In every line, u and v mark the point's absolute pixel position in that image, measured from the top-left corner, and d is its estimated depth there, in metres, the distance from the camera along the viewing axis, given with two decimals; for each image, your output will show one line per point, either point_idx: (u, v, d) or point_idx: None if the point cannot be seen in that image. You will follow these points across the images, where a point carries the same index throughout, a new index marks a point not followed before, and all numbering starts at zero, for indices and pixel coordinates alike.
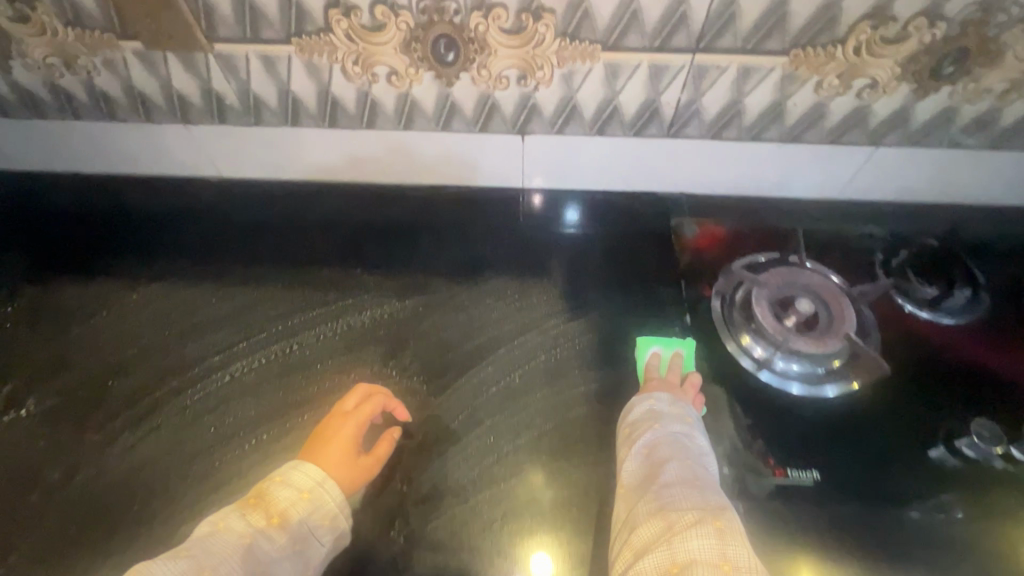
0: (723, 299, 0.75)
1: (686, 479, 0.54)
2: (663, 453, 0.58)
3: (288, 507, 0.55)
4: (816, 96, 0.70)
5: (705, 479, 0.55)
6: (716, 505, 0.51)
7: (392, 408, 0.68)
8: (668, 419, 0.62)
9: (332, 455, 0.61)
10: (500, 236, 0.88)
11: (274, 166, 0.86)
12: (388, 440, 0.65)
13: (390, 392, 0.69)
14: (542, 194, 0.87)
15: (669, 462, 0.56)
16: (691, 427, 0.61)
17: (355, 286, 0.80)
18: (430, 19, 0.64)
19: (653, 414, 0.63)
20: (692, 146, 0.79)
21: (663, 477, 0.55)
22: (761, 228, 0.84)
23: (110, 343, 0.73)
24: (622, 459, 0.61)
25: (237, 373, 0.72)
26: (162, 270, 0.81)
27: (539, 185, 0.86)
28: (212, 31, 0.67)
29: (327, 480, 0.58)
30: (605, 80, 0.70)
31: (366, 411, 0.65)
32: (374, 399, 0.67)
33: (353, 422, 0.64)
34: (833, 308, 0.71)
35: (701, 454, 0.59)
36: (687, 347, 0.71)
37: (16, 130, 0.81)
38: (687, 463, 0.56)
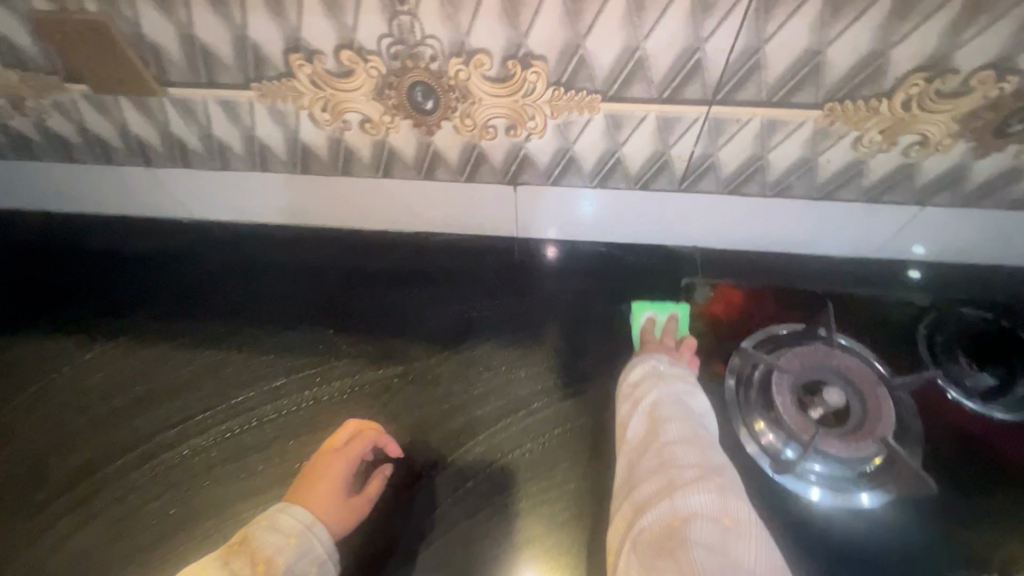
0: (738, 380, 0.66)
1: (690, 438, 0.53)
2: (667, 415, 0.56)
3: (275, 553, 0.52)
4: (854, 153, 0.61)
5: (707, 439, 0.54)
6: (716, 463, 0.51)
7: (383, 444, 0.62)
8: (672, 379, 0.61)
9: (321, 497, 0.57)
10: (494, 287, 0.77)
11: (248, 211, 0.79)
12: (380, 478, 0.61)
13: (381, 428, 0.64)
14: (557, 245, 0.78)
15: (672, 423, 0.55)
16: (693, 386, 0.61)
17: (325, 351, 0.71)
18: (404, 65, 0.56)
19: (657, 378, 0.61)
20: (706, 201, 0.70)
21: (666, 435, 0.54)
22: (786, 289, 0.74)
23: (57, 412, 0.67)
24: (621, 414, 0.60)
25: (187, 453, 0.64)
26: (118, 327, 0.74)
27: (554, 237, 0.78)
28: (163, 75, 0.60)
29: (316, 524, 0.55)
30: (606, 131, 0.61)
31: (356, 450, 0.61)
32: (364, 436, 0.62)
33: (343, 464, 0.60)
34: (868, 402, 0.61)
35: (704, 415, 0.58)
36: (681, 309, 0.71)
37: None
38: (689, 423, 0.55)
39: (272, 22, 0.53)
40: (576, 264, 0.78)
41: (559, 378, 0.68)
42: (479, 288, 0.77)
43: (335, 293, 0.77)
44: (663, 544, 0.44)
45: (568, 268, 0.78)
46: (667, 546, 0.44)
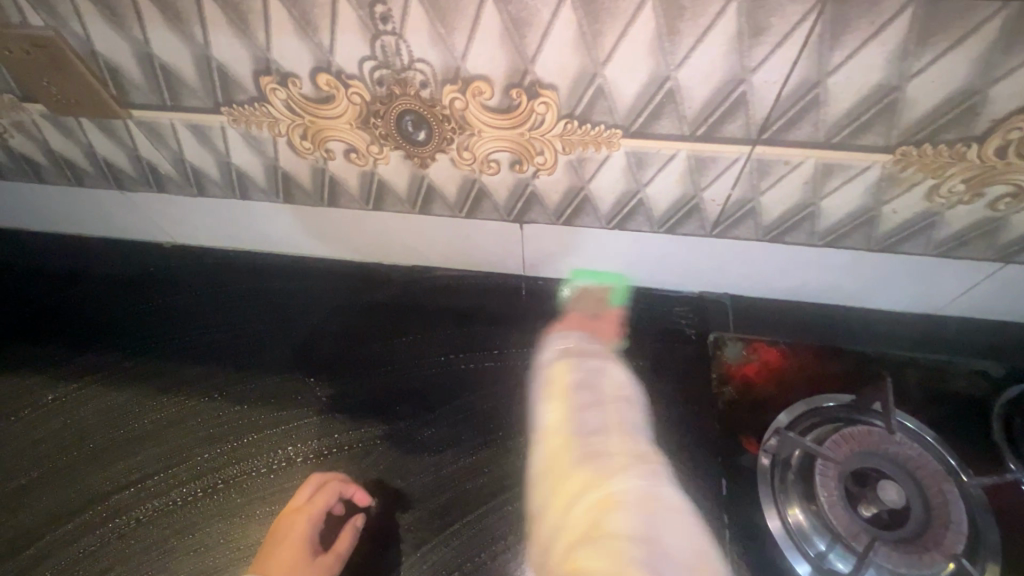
0: (775, 460, 0.56)
1: (614, 421, 0.56)
2: (590, 381, 0.60)
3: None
4: (926, 203, 0.51)
5: (626, 420, 0.58)
6: (643, 448, 0.54)
7: (351, 493, 0.56)
8: (586, 361, 0.63)
9: (287, 564, 0.51)
10: (501, 330, 0.68)
11: (230, 238, 0.72)
12: (351, 532, 0.54)
13: (349, 477, 0.57)
14: (574, 286, 0.69)
15: (593, 397, 0.58)
16: (607, 362, 0.63)
17: (303, 403, 0.64)
18: (391, 92, 0.48)
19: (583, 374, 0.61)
20: (743, 248, 0.60)
21: (589, 428, 0.54)
22: (830, 347, 0.64)
23: (12, 461, 0.62)
24: (546, 406, 0.60)
25: (145, 517, 0.57)
26: (80, 366, 0.67)
27: (571, 276, 0.69)
28: (124, 97, 0.53)
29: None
30: (627, 170, 0.52)
31: (321, 504, 0.54)
32: (328, 490, 0.55)
33: (306, 521, 0.53)
34: (931, 502, 0.52)
35: (622, 397, 0.60)
36: (619, 282, 0.68)
37: None
38: (612, 407, 0.58)
39: (238, 40, 0.46)
40: (594, 310, 0.68)
41: None
42: (478, 337, 0.68)
43: (320, 332, 0.69)
44: (590, 530, 0.43)
45: (581, 313, 0.68)
46: (595, 531, 0.42)
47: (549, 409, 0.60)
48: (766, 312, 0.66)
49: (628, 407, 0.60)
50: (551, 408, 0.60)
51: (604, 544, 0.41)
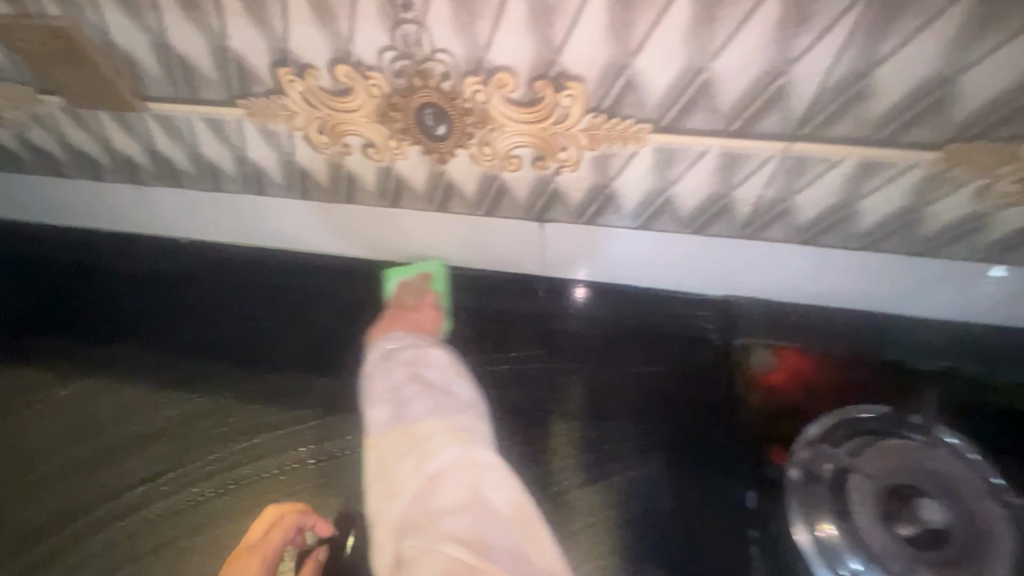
0: (807, 473, 0.52)
1: (433, 405, 0.52)
2: (431, 373, 0.57)
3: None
4: (974, 205, 0.48)
5: (451, 404, 0.53)
6: (433, 427, 0.49)
7: (311, 524, 0.53)
8: (429, 352, 0.59)
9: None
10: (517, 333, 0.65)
11: (243, 235, 0.71)
12: (313, 566, 0.52)
13: (307, 508, 0.54)
14: (587, 287, 0.66)
15: (447, 390, 0.55)
16: (423, 346, 0.60)
17: (316, 405, 0.62)
18: (410, 84, 0.46)
19: (442, 358, 0.59)
20: (772, 251, 0.58)
21: (412, 414, 0.51)
22: (867, 358, 0.61)
23: (26, 457, 0.61)
24: (377, 396, 0.56)
25: (154, 516, 0.56)
26: (92, 361, 0.67)
27: (584, 277, 0.65)
28: (140, 88, 0.52)
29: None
30: (654, 167, 0.50)
31: (276, 542, 0.51)
32: (282, 525, 0.52)
33: (262, 561, 0.51)
34: (974, 524, 0.49)
35: (445, 386, 0.56)
36: (434, 267, 0.68)
37: None
38: (428, 391, 0.54)
39: (256, 30, 0.45)
40: (613, 313, 0.65)
41: (583, 459, 0.57)
42: (493, 338, 0.65)
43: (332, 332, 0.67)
44: (420, 526, 0.42)
45: (601, 316, 0.65)
46: (421, 522, 0.42)
47: (377, 410, 0.54)
48: (799, 318, 0.62)
49: (461, 386, 0.57)
50: (378, 410, 0.54)
51: (449, 516, 0.42)
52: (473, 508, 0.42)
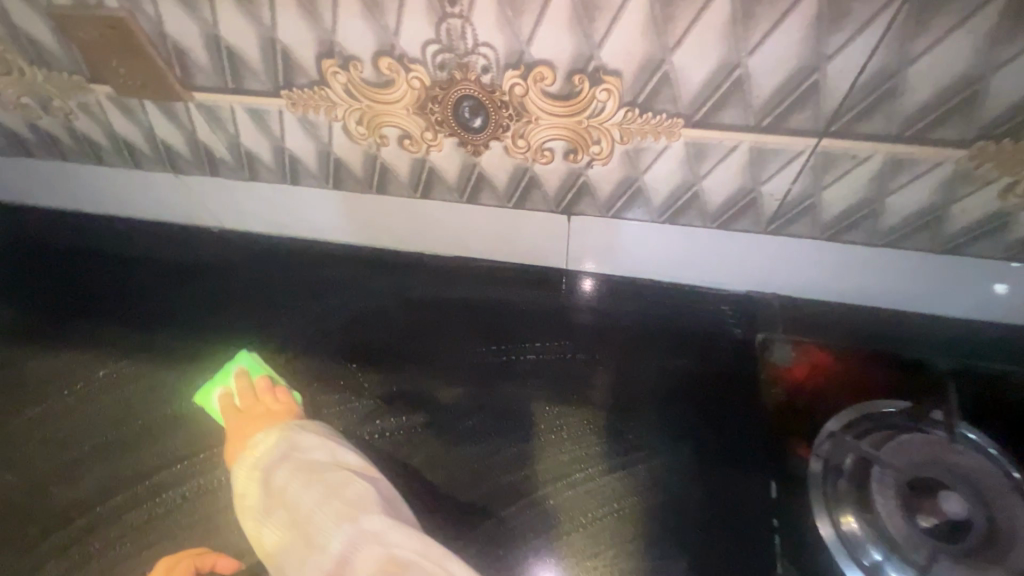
0: (828, 466, 0.54)
1: (305, 481, 0.50)
2: (277, 446, 0.54)
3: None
4: (999, 203, 0.49)
5: (330, 477, 0.50)
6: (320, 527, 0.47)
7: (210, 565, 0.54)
8: (289, 430, 0.55)
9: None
10: (538, 326, 0.67)
11: (278, 225, 0.74)
12: None
13: (206, 549, 0.54)
14: (593, 279, 0.69)
15: (285, 456, 0.53)
16: (283, 429, 0.55)
17: (348, 390, 0.64)
18: (451, 76, 0.48)
19: (316, 436, 0.55)
20: (796, 247, 0.59)
21: (299, 507, 0.49)
22: (891, 358, 0.61)
23: (64, 434, 0.63)
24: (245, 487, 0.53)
25: (190, 493, 0.58)
26: (133, 344, 0.69)
27: (591, 270, 0.68)
28: (187, 79, 0.54)
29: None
30: (684, 161, 0.51)
31: None
32: (175, 570, 0.53)
33: None
34: (995, 518, 0.49)
35: (326, 458, 0.53)
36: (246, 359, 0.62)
37: (17, 167, 0.75)
38: (305, 469, 0.51)
39: (304, 22, 0.46)
40: (630, 305, 0.67)
41: (607, 447, 0.58)
42: (516, 329, 0.67)
43: (361, 319, 0.69)
44: None
45: (615, 301, 0.67)
46: None
47: (261, 510, 0.51)
48: (818, 314, 0.64)
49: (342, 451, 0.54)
50: (262, 515, 0.50)
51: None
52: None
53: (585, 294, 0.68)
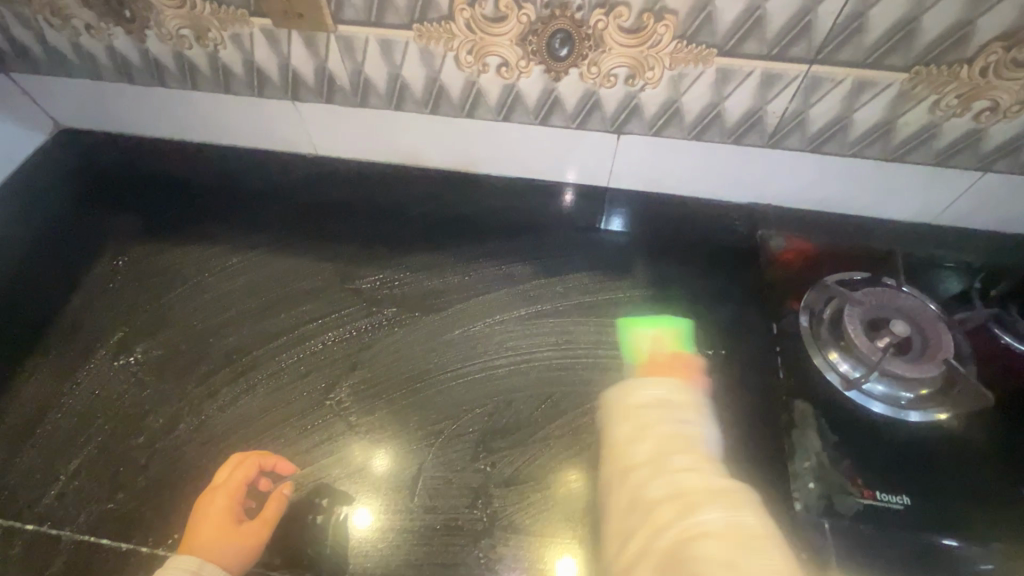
0: (811, 314, 0.74)
1: (657, 401, 0.56)
2: (677, 417, 0.54)
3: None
4: (930, 116, 0.69)
5: (654, 420, 0.54)
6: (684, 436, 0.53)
7: (272, 463, 0.63)
8: (679, 414, 0.55)
9: (213, 537, 0.57)
10: (579, 237, 0.89)
11: (368, 151, 0.89)
12: (279, 499, 0.61)
13: (264, 451, 0.64)
14: (573, 190, 0.88)
15: (669, 425, 0.53)
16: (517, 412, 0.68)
17: (445, 271, 0.82)
18: (552, 14, 0.66)
19: (656, 395, 0.56)
20: (790, 158, 0.78)
21: (640, 440, 0.53)
22: (854, 248, 0.82)
23: (212, 305, 0.77)
24: (619, 445, 0.54)
25: (328, 342, 0.73)
26: (262, 243, 0.85)
27: (571, 180, 0.88)
28: (339, 12, 0.70)
29: (205, 565, 0.54)
30: (714, 84, 0.70)
31: (238, 478, 0.61)
32: (245, 465, 0.61)
33: (226, 493, 0.60)
34: (929, 336, 0.69)
35: (661, 404, 0.55)
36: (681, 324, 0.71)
37: (139, 96, 0.87)
38: (690, 409, 0.56)
39: None
40: (654, 215, 0.88)
41: (650, 308, 0.78)
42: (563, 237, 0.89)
43: (432, 230, 0.89)
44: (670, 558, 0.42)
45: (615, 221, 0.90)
46: (668, 542, 0.43)
47: (642, 463, 0.51)
48: (798, 218, 0.85)
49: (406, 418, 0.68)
50: (641, 458, 0.52)
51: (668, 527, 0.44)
52: (686, 508, 0.45)
53: (564, 205, 0.89)
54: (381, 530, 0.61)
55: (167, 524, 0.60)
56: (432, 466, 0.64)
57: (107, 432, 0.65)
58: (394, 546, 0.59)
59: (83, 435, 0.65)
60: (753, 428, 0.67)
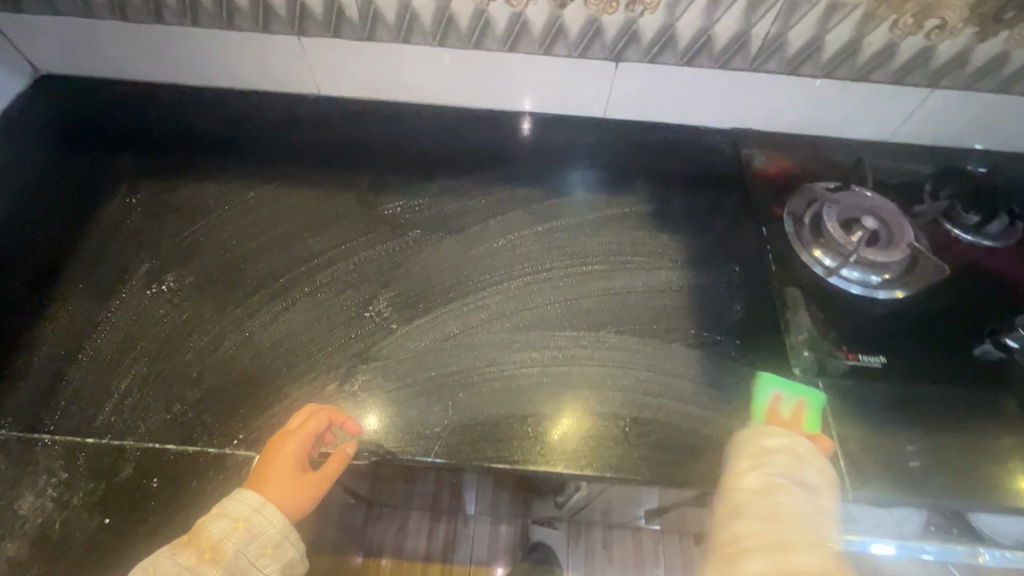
0: (794, 220, 0.83)
1: (789, 466, 0.60)
2: (790, 457, 0.61)
3: (222, 539, 0.54)
4: (890, 36, 0.79)
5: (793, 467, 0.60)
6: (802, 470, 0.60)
7: (341, 421, 0.63)
8: (800, 464, 0.61)
9: (278, 477, 0.58)
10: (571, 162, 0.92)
11: (373, 88, 0.92)
12: (340, 457, 0.60)
13: (336, 406, 0.64)
14: (527, 119, 0.95)
15: (779, 473, 0.59)
16: (550, 318, 0.74)
17: (461, 195, 0.86)
18: None
19: (783, 442, 0.62)
20: (770, 81, 0.86)
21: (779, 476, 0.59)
22: (825, 161, 0.92)
23: (235, 236, 0.79)
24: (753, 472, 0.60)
25: (359, 262, 0.77)
26: (275, 176, 0.87)
27: (525, 109, 0.95)
28: None
29: (266, 505, 0.56)
30: (706, 8, 0.77)
31: (310, 428, 0.60)
32: (317, 416, 0.61)
33: (297, 441, 0.60)
34: (893, 229, 0.79)
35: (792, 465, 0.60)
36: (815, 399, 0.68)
37: (127, 38, 0.85)
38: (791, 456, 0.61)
39: None
40: (649, 140, 0.94)
41: (654, 221, 0.86)
42: (557, 158, 0.92)
43: (439, 167, 0.90)
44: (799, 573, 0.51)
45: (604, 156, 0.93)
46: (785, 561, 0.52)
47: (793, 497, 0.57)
48: (774, 138, 0.95)
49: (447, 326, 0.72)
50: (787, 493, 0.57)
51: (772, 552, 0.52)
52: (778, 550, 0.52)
53: (522, 133, 0.95)
54: (435, 417, 0.65)
55: (229, 429, 0.63)
56: (474, 362, 0.69)
57: (152, 353, 0.67)
58: (449, 432, 0.64)
59: (128, 357, 0.67)
60: (753, 313, 0.76)
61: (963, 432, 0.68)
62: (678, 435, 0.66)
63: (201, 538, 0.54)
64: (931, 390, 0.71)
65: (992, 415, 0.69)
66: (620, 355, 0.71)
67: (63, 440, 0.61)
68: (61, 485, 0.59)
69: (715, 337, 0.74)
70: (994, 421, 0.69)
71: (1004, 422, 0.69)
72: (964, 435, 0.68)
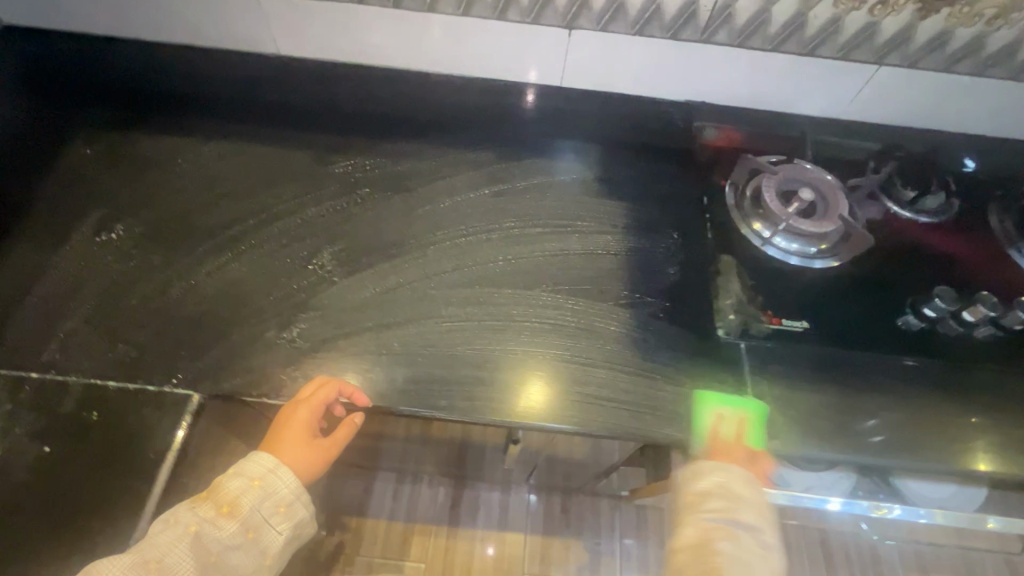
0: (735, 188, 0.86)
1: (724, 494, 0.62)
2: (717, 487, 0.63)
3: (238, 495, 0.59)
4: (835, 10, 0.81)
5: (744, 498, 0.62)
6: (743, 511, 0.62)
7: (351, 394, 0.65)
8: (736, 505, 0.62)
9: (291, 441, 0.63)
10: (526, 134, 0.93)
11: (337, 51, 0.91)
12: (349, 424, 0.67)
13: (346, 378, 0.66)
14: (532, 90, 0.95)
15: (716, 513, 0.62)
16: (488, 275, 0.76)
17: (416, 155, 0.89)
18: None
19: (712, 480, 0.63)
20: (721, 55, 0.87)
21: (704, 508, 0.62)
22: (772, 134, 0.93)
23: (187, 189, 0.81)
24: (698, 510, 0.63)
25: (308, 216, 0.79)
26: (233, 133, 0.88)
27: (532, 81, 0.95)
28: None
29: (280, 466, 0.61)
30: None
31: (320, 398, 0.63)
32: (327, 387, 0.64)
33: (309, 408, 0.63)
34: (829, 201, 0.82)
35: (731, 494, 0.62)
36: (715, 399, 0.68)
37: None
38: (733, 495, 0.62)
39: None
40: (605, 109, 0.95)
41: (601, 187, 0.88)
42: (536, 141, 0.93)
43: (396, 127, 0.92)
44: None
45: (562, 127, 0.94)
46: None
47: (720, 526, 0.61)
48: (729, 111, 0.95)
49: (387, 280, 0.75)
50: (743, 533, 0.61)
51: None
52: None
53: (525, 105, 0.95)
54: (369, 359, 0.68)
55: (172, 369, 0.66)
56: (411, 313, 0.72)
57: (99, 296, 0.70)
58: (381, 372, 0.67)
59: (76, 300, 0.69)
60: (687, 277, 0.79)
61: (874, 390, 0.72)
62: (604, 388, 0.69)
63: (219, 495, 0.58)
64: (850, 353, 0.74)
65: (903, 376, 0.74)
66: (553, 309, 0.74)
67: (7, 374, 0.64)
68: (4, 416, 0.62)
69: (647, 299, 0.77)
70: (904, 381, 0.73)
71: (912, 380, 0.73)
72: (874, 394, 0.72)
